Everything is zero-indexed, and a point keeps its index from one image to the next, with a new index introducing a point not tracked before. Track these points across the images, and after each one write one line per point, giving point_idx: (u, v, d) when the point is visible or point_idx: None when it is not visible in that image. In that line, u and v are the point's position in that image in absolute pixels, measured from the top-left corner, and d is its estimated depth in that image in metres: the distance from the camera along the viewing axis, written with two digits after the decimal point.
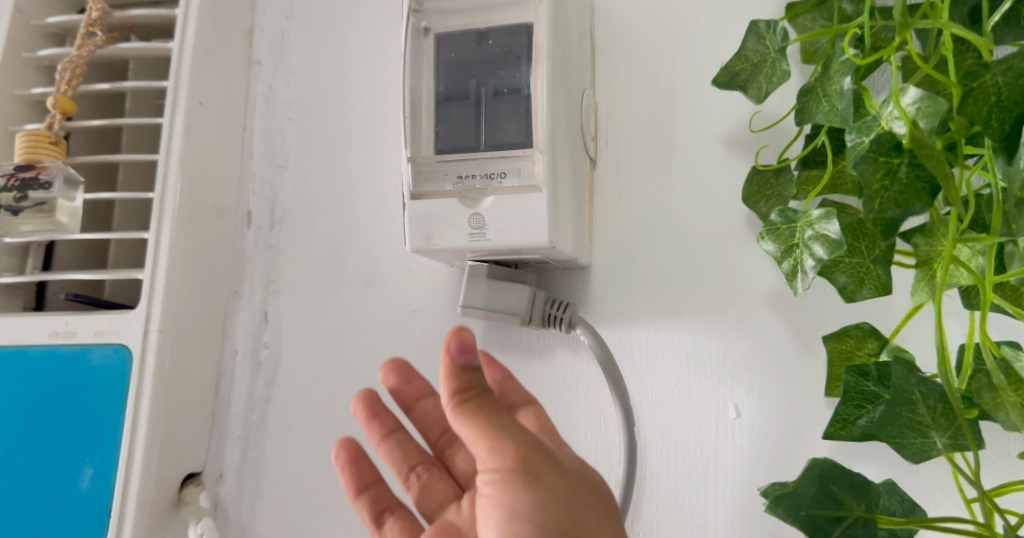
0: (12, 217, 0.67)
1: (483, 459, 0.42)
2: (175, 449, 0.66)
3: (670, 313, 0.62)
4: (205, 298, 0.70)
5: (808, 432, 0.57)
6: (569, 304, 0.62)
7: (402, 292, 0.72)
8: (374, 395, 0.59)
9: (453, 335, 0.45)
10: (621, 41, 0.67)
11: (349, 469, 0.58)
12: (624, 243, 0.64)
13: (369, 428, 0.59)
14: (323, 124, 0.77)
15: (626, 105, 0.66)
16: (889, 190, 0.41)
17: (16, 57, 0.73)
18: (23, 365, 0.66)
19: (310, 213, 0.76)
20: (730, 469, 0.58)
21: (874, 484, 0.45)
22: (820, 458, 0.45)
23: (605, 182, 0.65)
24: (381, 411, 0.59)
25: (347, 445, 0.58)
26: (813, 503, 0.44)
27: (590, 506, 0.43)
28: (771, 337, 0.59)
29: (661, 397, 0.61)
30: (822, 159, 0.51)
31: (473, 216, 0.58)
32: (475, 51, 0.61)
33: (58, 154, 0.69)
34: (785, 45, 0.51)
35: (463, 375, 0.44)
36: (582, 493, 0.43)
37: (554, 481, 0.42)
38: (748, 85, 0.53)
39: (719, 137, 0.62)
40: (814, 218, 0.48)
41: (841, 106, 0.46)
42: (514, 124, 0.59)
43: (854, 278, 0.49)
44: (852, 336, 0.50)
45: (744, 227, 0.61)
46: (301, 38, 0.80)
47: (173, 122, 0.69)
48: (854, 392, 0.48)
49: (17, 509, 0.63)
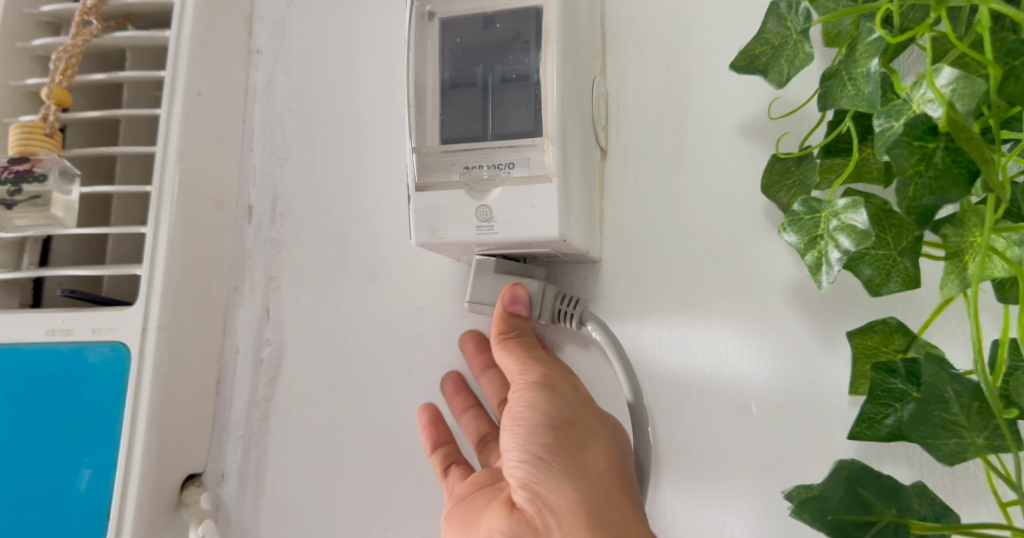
0: (6, 211, 0.65)
1: (516, 377, 0.55)
2: (175, 450, 0.65)
3: (685, 308, 0.60)
4: (205, 294, 0.69)
5: (829, 432, 0.55)
6: (580, 299, 0.60)
7: (407, 287, 0.70)
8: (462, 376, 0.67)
9: (507, 290, 0.58)
10: (633, 26, 0.64)
11: (432, 429, 0.65)
12: (637, 236, 0.62)
13: (454, 400, 0.66)
14: (325, 114, 0.75)
15: (637, 92, 0.63)
16: (924, 175, 0.38)
17: (9, 47, 0.71)
18: (19, 363, 0.64)
19: (312, 207, 0.74)
20: (749, 470, 0.56)
21: (905, 488, 0.43)
22: (848, 459, 0.43)
23: (616, 173, 0.63)
24: (465, 387, 0.66)
25: (433, 409, 0.65)
26: (841, 506, 0.42)
27: (592, 410, 0.55)
28: (791, 333, 0.57)
29: (677, 396, 0.59)
30: (845, 146, 0.49)
31: (480, 208, 0.56)
32: (481, 36, 0.59)
33: (53, 146, 0.67)
34: (808, 26, 0.49)
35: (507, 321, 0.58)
36: (590, 402, 0.55)
37: (565, 388, 0.55)
38: (769, 69, 0.51)
39: (735, 126, 0.60)
40: (839, 208, 0.46)
41: (867, 89, 0.44)
42: (523, 112, 0.57)
43: (881, 271, 0.47)
44: (878, 332, 0.48)
45: (763, 218, 0.58)
46: (302, 26, 0.77)
47: (170, 112, 0.67)
48: (881, 390, 0.45)
49: (13, 512, 0.62)
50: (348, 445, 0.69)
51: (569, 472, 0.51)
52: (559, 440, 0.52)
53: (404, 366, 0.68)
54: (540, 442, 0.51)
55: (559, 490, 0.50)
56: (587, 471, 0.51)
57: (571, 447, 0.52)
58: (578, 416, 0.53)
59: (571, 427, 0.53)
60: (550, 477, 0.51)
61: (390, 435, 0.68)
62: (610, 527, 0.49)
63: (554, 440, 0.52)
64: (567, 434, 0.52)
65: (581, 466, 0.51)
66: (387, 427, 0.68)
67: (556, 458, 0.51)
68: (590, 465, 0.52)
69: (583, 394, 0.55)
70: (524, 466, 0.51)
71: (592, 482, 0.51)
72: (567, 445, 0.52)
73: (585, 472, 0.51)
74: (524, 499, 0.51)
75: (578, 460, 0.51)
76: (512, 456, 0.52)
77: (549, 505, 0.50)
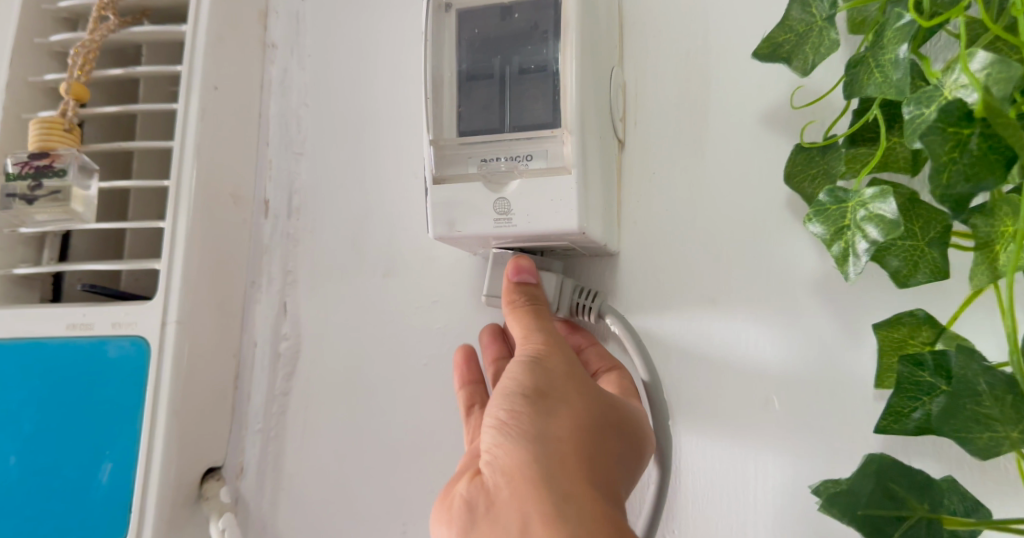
0: (27, 206, 0.65)
1: (518, 344, 0.54)
2: (195, 443, 0.65)
3: (706, 301, 0.59)
4: (223, 288, 0.69)
5: (853, 425, 0.54)
6: (598, 292, 0.60)
7: (424, 281, 0.69)
8: (500, 327, 0.65)
9: (511, 260, 0.57)
10: (651, 16, 0.63)
11: (465, 366, 0.64)
12: (656, 228, 0.61)
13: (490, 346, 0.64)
14: (341, 108, 0.75)
15: (656, 83, 0.63)
16: (958, 161, 0.38)
17: (27, 43, 0.71)
18: (40, 357, 0.64)
19: (329, 201, 0.73)
20: (771, 464, 0.56)
21: (936, 483, 0.43)
22: (878, 454, 0.43)
23: (634, 164, 0.62)
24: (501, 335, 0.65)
25: (467, 348, 0.64)
26: (870, 502, 0.42)
27: (575, 384, 0.52)
28: (815, 325, 0.56)
29: (698, 390, 0.58)
30: (871, 135, 0.49)
31: (498, 201, 0.56)
32: (499, 27, 0.58)
33: (71, 141, 0.67)
34: (833, 12, 0.48)
35: (521, 293, 0.56)
36: (577, 377, 0.52)
37: (556, 361, 0.52)
38: (793, 57, 0.50)
39: (757, 116, 0.59)
40: (867, 197, 0.45)
41: (896, 76, 0.43)
42: (541, 103, 0.56)
43: (908, 262, 0.46)
44: (905, 325, 0.47)
45: (785, 210, 0.58)
46: (316, 20, 0.77)
47: (187, 107, 0.67)
48: (908, 383, 0.45)
49: (36, 504, 0.62)
50: (366, 439, 0.69)
51: (527, 436, 0.48)
52: (526, 406, 0.49)
53: (421, 360, 0.68)
54: (506, 406, 0.50)
55: (511, 452, 0.48)
56: (546, 438, 0.48)
57: (537, 413, 0.49)
58: (557, 388, 0.51)
59: (544, 396, 0.50)
60: (507, 440, 0.49)
61: (408, 430, 0.68)
62: (554, 495, 0.46)
63: (520, 405, 0.49)
64: (537, 403, 0.50)
65: (540, 433, 0.48)
66: (405, 421, 0.68)
67: (517, 423, 0.49)
68: (550, 432, 0.49)
69: (574, 369, 0.52)
70: (490, 429, 0.50)
71: (549, 450, 0.48)
72: (533, 412, 0.49)
73: (542, 437, 0.48)
74: (484, 464, 0.50)
75: (539, 426, 0.49)
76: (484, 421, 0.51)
77: (500, 468, 0.48)
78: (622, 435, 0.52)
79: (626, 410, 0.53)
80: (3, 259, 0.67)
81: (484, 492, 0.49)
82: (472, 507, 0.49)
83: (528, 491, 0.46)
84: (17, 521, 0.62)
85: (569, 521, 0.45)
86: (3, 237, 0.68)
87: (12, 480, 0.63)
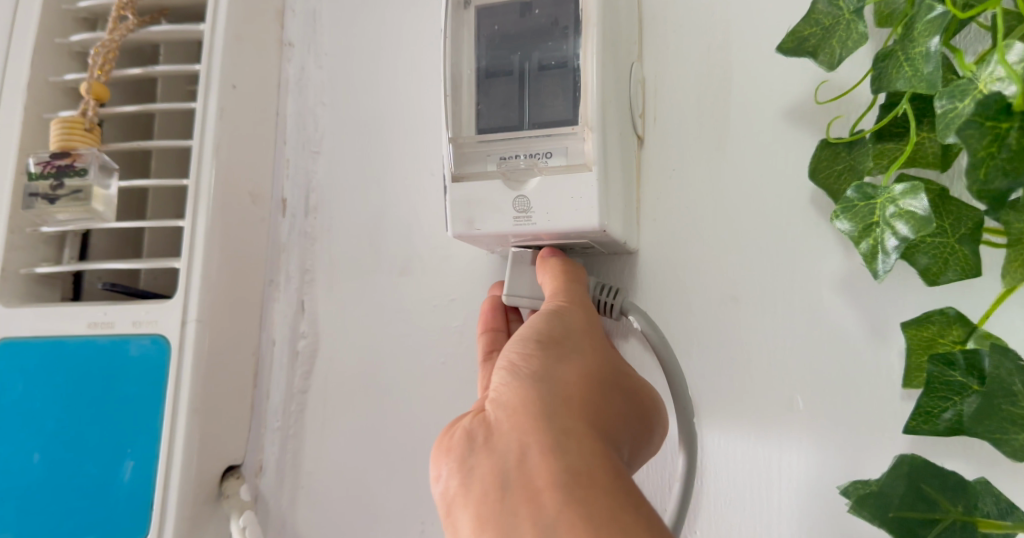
0: (48, 206, 0.66)
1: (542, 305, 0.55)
2: (216, 441, 0.65)
3: (728, 299, 0.58)
4: (242, 286, 0.69)
5: (879, 425, 0.53)
6: (619, 290, 0.58)
7: (442, 279, 0.69)
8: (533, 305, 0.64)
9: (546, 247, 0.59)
10: (671, 11, 0.63)
11: (490, 313, 0.62)
12: (676, 225, 0.61)
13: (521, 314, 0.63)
14: (358, 106, 0.74)
15: (676, 78, 0.62)
16: (997, 156, 0.38)
17: (48, 43, 0.71)
18: (62, 356, 0.65)
19: (346, 199, 0.73)
20: (795, 464, 0.55)
21: (971, 484, 0.42)
22: (910, 454, 0.43)
23: (654, 161, 0.62)
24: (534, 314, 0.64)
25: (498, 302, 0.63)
26: (903, 504, 0.42)
27: (591, 342, 0.52)
28: (840, 324, 0.55)
29: (720, 389, 0.58)
30: (899, 130, 0.48)
31: (518, 198, 0.55)
32: (518, 23, 0.58)
33: (92, 141, 0.67)
34: (861, 5, 0.48)
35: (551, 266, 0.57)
36: (594, 338, 0.53)
37: (575, 319, 0.53)
38: (819, 51, 0.50)
39: (779, 111, 0.59)
40: (896, 193, 0.44)
41: (927, 69, 0.43)
42: (561, 100, 0.56)
43: (938, 259, 0.45)
44: (935, 324, 0.46)
45: (808, 206, 0.57)
46: (333, 18, 0.77)
47: (206, 106, 0.67)
48: (939, 383, 0.44)
49: (59, 502, 0.62)
50: (384, 438, 0.68)
51: (537, 372, 0.48)
52: (540, 348, 0.50)
53: (439, 359, 0.68)
54: (520, 345, 0.50)
55: (518, 382, 0.47)
56: (556, 377, 0.48)
57: (550, 355, 0.49)
58: (572, 340, 0.51)
59: (559, 344, 0.51)
60: (516, 373, 0.48)
61: (426, 428, 0.67)
62: (559, 424, 0.45)
63: (535, 346, 0.50)
64: (551, 347, 0.50)
65: (551, 371, 0.48)
66: (423, 420, 0.68)
67: (530, 360, 0.49)
68: (561, 373, 0.49)
69: (592, 330, 0.53)
70: (499, 367, 0.49)
71: (558, 387, 0.47)
72: (546, 352, 0.49)
73: (553, 376, 0.48)
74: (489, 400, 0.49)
75: (550, 365, 0.49)
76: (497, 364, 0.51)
77: (503, 399, 0.47)
78: (629, 403, 0.52)
79: (636, 383, 0.53)
80: (25, 259, 0.68)
81: (484, 422, 0.47)
82: (471, 437, 0.47)
83: (530, 417, 0.45)
84: (40, 518, 0.62)
85: (567, 450, 0.44)
86: (25, 236, 0.68)
87: (35, 477, 0.63)
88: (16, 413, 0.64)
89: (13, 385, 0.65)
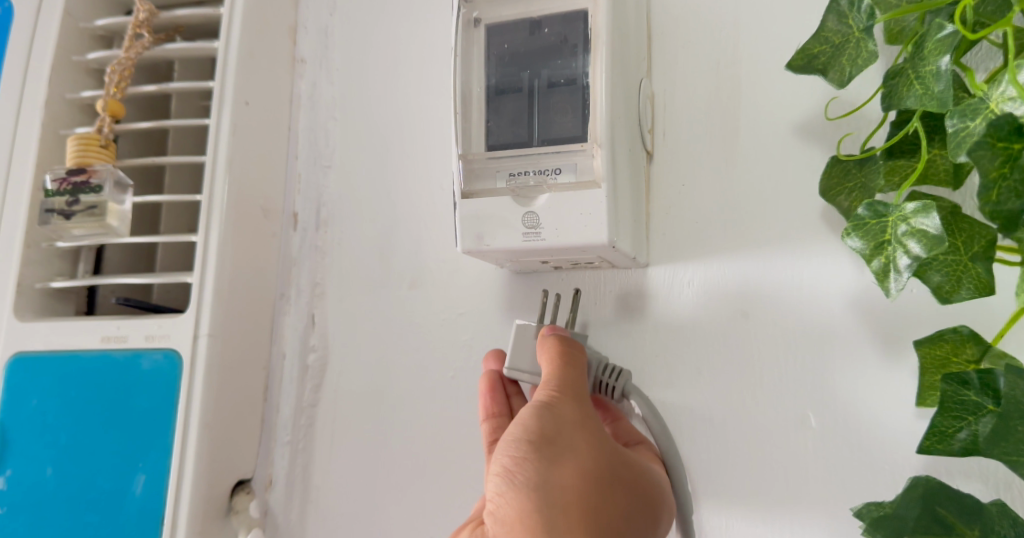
0: (64, 221, 0.66)
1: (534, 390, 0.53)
2: (226, 455, 0.65)
3: (737, 316, 0.58)
4: (253, 301, 0.69)
5: (891, 443, 0.53)
6: (623, 370, 0.57)
7: (450, 294, 0.69)
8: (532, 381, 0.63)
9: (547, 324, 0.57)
10: (681, 27, 0.63)
11: (489, 395, 0.62)
12: (686, 240, 0.60)
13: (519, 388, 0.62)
14: (368, 121, 0.75)
15: (686, 94, 0.62)
16: (1009, 177, 0.38)
17: (66, 60, 0.72)
18: (75, 370, 0.65)
19: (356, 213, 0.73)
20: (807, 482, 0.54)
21: (989, 507, 0.42)
22: (924, 476, 0.43)
23: (664, 176, 0.62)
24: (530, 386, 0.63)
25: (492, 376, 0.62)
26: (916, 527, 0.42)
27: (584, 436, 0.51)
28: (851, 342, 0.55)
29: (731, 407, 0.57)
30: (910, 147, 0.48)
31: (526, 215, 0.55)
32: (528, 41, 0.58)
33: (107, 157, 0.68)
34: (871, 23, 0.47)
35: (546, 343, 0.55)
36: (589, 429, 0.51)
37: (567, 408, 0.51)
38: (829, 68, 0.50)
39: (790, 126, 0.59)
40: (908, 212, 0.44)
41: (938, 88, 0.42)
42: (570, 116, 0.56)
43: (950, 277, 0.45)
44: (948, 341, 0.46)
45: (819, 222, 0.57)
46: (344, 35, 0.78)
47: (219, 122, 0.67)
48: (953, 403, 0.43)
49: (71, 515, 0.63)
50: (393, 451, 0.68)
51: (530, 483, 0.48)
52: (532, 453, 0.49)
53: (448, 373, 0.67)
54: (511, 448, 0.49)
55: (512, 498, 0.48)
56: (549, 488, 0.48)
57: (540, 461, 0.49)
58: (565, 436, 0.50)
59: (552, 443, 0.50)
60: (509, 484, 0.49)
61: (435, 443, 0.67)
62: None
63: (526, 451, 0.49)
64: (543, 449, 0.49)
65: (543, 481, 0.48)
66: (432, 434, 0.67)
67: (522, 469, 0.49)
68: (555, 482, 0.48)
69: (586, 417, 0.52)
70: (493, 472, 0.50)
71: (550, 500, 0.48)
72: (538, 458, 0.49)
73: (545, 488, 0.48)
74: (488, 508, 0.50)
75: (543, 475, 0.48)
76: (492, 465, 0.50)
77: (501, 513, 0.49)
78: (631, 491, 0.52)
79: (635, 465, 0.53)
80: (40, 273, 0.69)
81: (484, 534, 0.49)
82: None
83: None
84: (52, 531, 0.63)
85: None
86: (41, 251, 0.69)
87: (47, 491, 0.63)
88: (30, 427, 0.65)
89: (27, 399, 0.65)
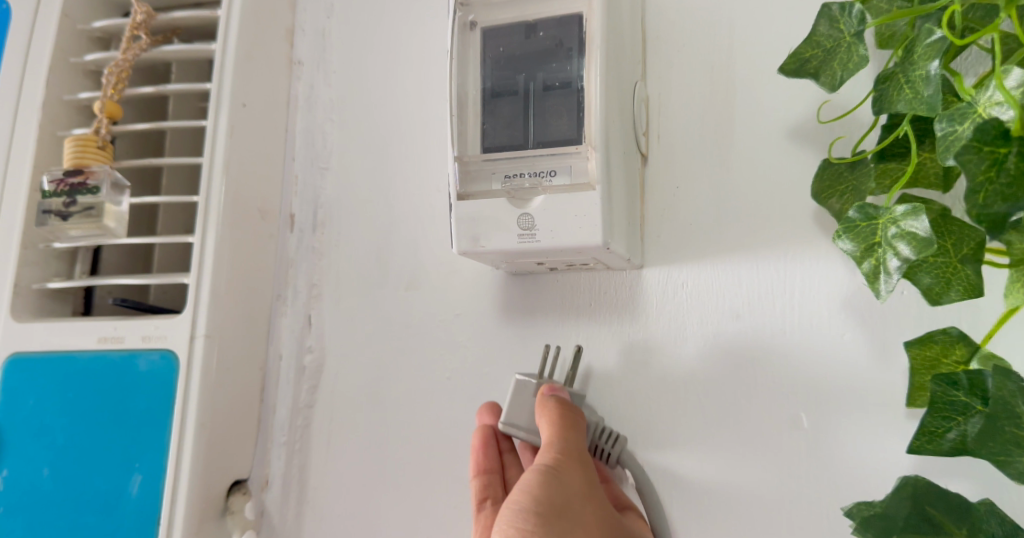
0: (61, 222, 0.67)
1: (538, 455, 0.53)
2: (223, 455, 0.65)
3: (730, 317, 0.59)
4: (250, 302, 0.70)
5: (883, 444, 0.53)
6: (619, 436, 0.58)
7: (445, 295, 0.69)
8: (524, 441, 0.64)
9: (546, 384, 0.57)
10: (675, 31, 0.63)
11: (482, 451, 0.62)
12: (680, 242, 0.61)
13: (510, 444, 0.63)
14: (365, 124, 0.75)
15: (680, 98, 0.62)
16: (996, 180, 0.38)
17: (63, 62, 0.73)
18: (72, 371, 0.65)
19: (353, 215, 0.74)
20: (800, 483, 0.55)
21: (977, 506, 0.42)
22: (913, 476, 0.44)
23: (658, 179, 0.62)
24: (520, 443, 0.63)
25: (486, 432, 0.62)
26: (905, 527, 0.42)
27: (587, 508, 0.52)
28: (844, 343, 0.55)
29: (724, 407, 0.58)
30: (901, 150, 0.48)
31: (522, 217, 0.56)
32: (523, 44, 0.58)
33: (104, 158, 0.68)
34: (862, 28, 0.48)
35: (550, 407, 0.55)
36: (592, 500, 0.52)
37: (575, 479, 0.52)
38: (820, 72, 0.50)
39: (783, 130, 0.59)
40: (898, 214, 0.45)
41: (927, 93, 0.43)
42: (565, 119, 0.56)
43: (940, 279, 0.45)
44: (938, 342, 0.46)
45: (811, 224, 0.57)
46: (341, 37, 0.78)
47: (216, 124, 0.68)
48: (942, 403, 0.44)
49: (68, 515, 0.63)
50: (388, 451, 0.68)
51: None
52: (545, 526, 0.49)
53: (443, 374, 0.68)
54: (524, 519, 0.49)
55: None
56: None
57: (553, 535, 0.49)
58: (573, 508, 0.51)
59: (562, 515, 0.50)
60: None
61: (430, 443, 0.67)
62: None
63: (540, 523, 0.49)
64: (555, 521, 0.49)
65: None
66: (428, 435, 0.67)
67: None
68: None
69: (590, 488, 0.53)
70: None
71: None
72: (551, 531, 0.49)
73: None
74: None
75: None
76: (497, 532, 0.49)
77: None
78: None
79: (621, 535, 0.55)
80: (37, 274, 0.69)
81: None
82: None
83: None
84: (49, 531, 0.63)
85: None
86: (38, 252, 0.69)
87: (44, 491, 0.64)
88: (26, 428, 0.65)
89: (24, 400, 0.65)
